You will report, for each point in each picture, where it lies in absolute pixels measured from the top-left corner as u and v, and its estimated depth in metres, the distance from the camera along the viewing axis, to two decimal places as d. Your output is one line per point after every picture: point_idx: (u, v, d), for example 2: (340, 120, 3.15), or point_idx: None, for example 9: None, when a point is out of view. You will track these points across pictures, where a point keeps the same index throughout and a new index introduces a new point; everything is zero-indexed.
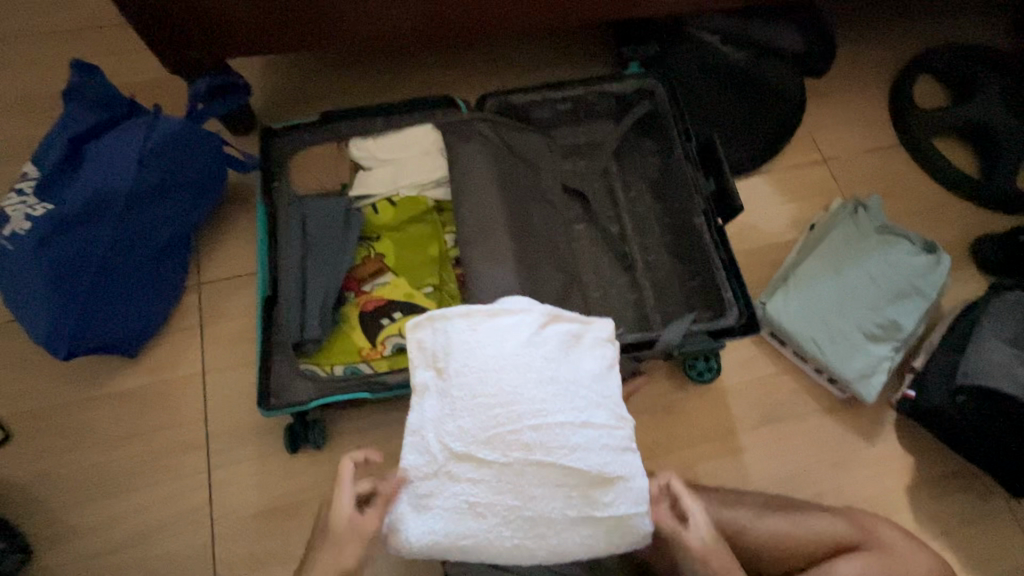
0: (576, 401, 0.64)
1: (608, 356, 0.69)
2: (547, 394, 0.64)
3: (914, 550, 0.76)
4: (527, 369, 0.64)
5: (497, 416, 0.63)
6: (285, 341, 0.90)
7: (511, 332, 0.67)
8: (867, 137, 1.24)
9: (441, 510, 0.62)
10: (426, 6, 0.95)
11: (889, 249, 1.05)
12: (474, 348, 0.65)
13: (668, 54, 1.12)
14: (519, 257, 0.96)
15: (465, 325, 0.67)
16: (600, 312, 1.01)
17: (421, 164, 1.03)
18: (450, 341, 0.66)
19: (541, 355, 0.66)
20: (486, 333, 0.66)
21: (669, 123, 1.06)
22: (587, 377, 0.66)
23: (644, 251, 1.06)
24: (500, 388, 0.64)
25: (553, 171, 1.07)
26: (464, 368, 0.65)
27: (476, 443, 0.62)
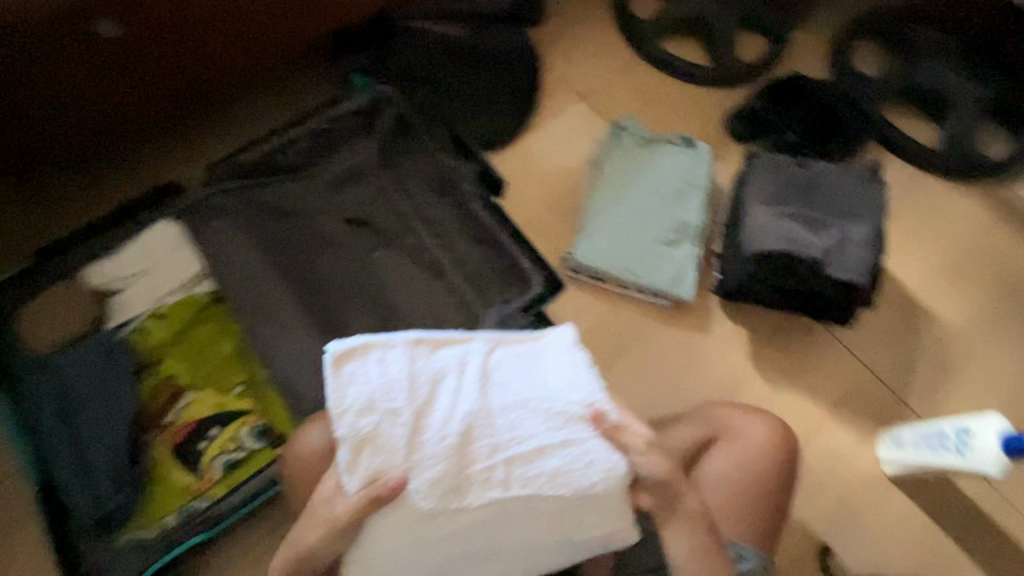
0: (551, 421, 0.63)
1: (586, 356, 0.67)
2: (507, 425, 0.62)
3: (756, 421, 0.83)
4: (488, 399, 0.64)
5: (467, 458, 0.61)
6: (89, 522, 0.78)
7: (465, 362, 0.65)
8: (610, 61, 1.31)
9: (418, 566, 0.61)
10: (90, 83, 0.84)
11: (656, 159, 1.12)
12: (427, 385, 0.63)
13: (387, 51, 1.08)
14: (315, 318, 0.92)
15: (409, 359, 0.63)
16: (428, 330, 0.96)
17: (175, 264, 0.91)
18: (384, 393, 0.61)
19: (494, 385, 0.64)
20: (434, 367, 0.64)
21: (416, 124, 1.05)
22: (563, 393, 0.64)
23: (448, 251, 1.02)
24: (462, 426, 0.62)
25: (324, 211, 1.00)
26: (446, 404, 0.62)
27: (449, 494, 0.60)
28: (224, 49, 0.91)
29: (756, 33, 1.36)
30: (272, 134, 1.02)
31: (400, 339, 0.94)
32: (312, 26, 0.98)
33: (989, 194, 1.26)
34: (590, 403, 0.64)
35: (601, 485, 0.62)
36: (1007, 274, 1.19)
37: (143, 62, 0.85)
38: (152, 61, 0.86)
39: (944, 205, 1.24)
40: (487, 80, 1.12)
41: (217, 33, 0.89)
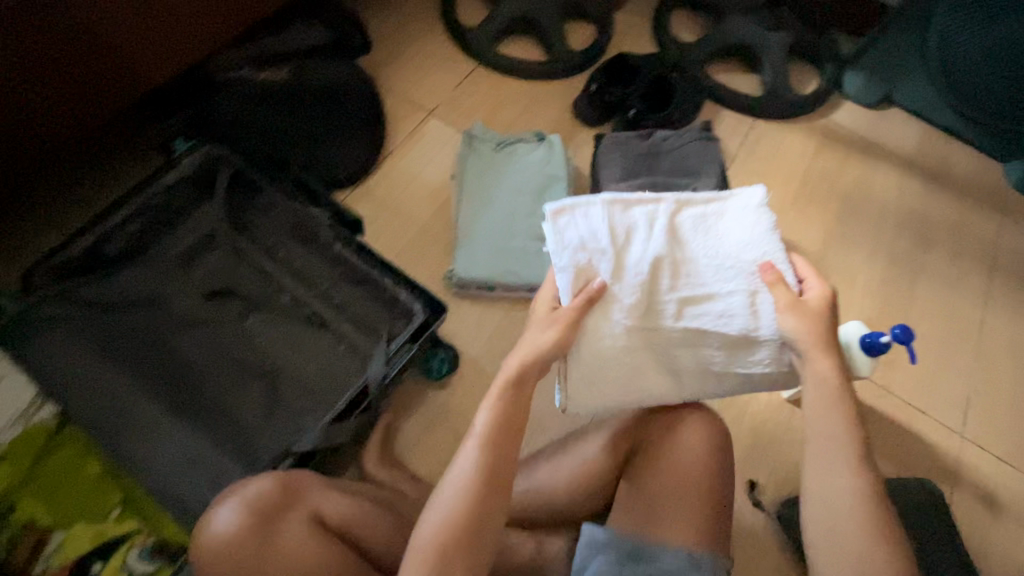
0: (723, 270, 0.70)
1: (770, 216, 0.72)
2: (707, 262, 0.70)
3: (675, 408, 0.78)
4: (672, 248, 0.70)
5: (648, 295, 0.69)
6: None
7: (654, 215, 0.72)
8: (451, 73, 1.31)
9: (592, 394, 0.69)
10: None
11: (513, 160, 1.14)
12: (623, 231, 0.71)
13: (210, 110, 1.01)
14: (184, 410, 0.83)
15: (607, 211, 0.71)
16: (321, 387, 0.90)
17: (6, 396, 0.82)
18: (637, 203, 0.72)
19: (680, 234, 0.71)
20: (630, 219, 0.71)
21: (255, 175, 0.98)
22: (733, 250, 0.70)
23: (326, 299, 0.96)
24: (651, 265, 0.69)
25: (177, 292, 0.92)
26: (649, 238, 0.70)
27: (628, 326, 0.68)
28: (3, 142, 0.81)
29: (582, 23, 1.44)
30: (91, 221, 0.91)
31: (291, 404, 0.88)
32: (108, 99, 0.89)
33: (812, 127, 1.41)
34: (750, 264, 0.70)
35: (766, 333, 0.68)
36: (844, 193, 1.33)
37: None
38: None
39: (779, 145, 1.37)
40: (326, 117, 1.08)
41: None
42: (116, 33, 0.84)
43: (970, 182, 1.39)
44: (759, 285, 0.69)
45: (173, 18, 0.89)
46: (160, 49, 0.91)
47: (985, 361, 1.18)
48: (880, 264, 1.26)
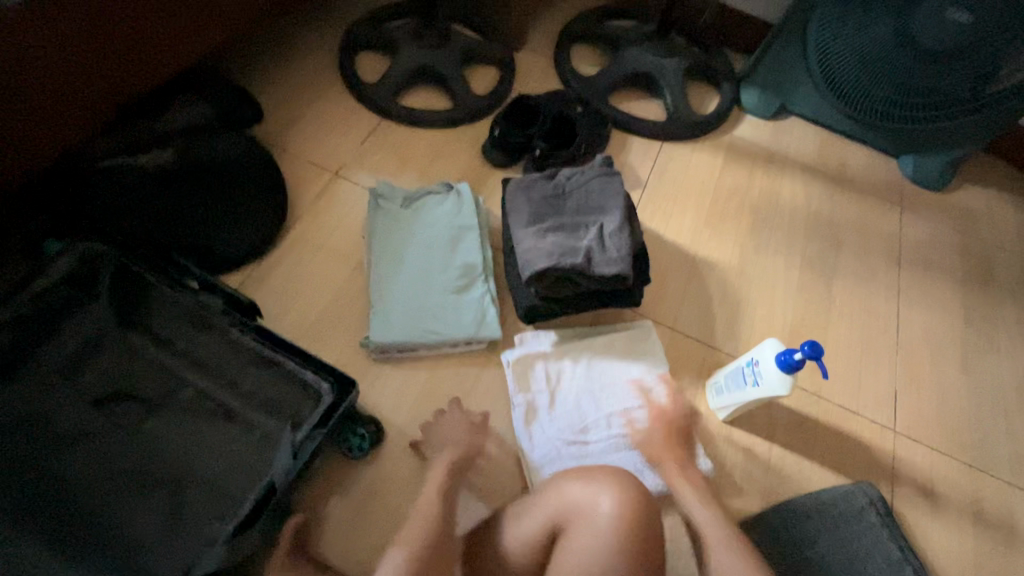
0: (634, 388, 1.05)
1: (655, 344, 1.10)
2: (621, 387, 1.05)
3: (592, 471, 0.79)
4: (595, 377, 1.05)
5: (585, 413, 1.02)
6: None
7: (580, 352, 1.07)
8: (354, 131, 1.29)
9: None
10: None
11: (422, 214, 1.12)
12: (558, 368, 1.05)
13: (85, 203, 0.96)
14: (71, 539, 0.75)
15: (545, 355, 1.06)
16: (228, 487, 0.83)
17: None
18: (558, 352, 1.06)
19: (601, 366, 1.06)
20: (562, 357, 1.06)
21: (140, 271, 0.94)
22: (638, 374, 1.06)
23: (233, 387, 0.90)
24: (581, 392, 1.04)
25: (55, 405, 0.83)
26: (575, 372, 1.05)
27: (575, 435, 1.00)
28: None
29: (485, 66, 1.44)
30: None
31: (194, 511, 0.80)
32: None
33: (719, 144, 1.45)
34: (649, 384, 1.05)
35: None
36: (754, 206, 1.37)
37: None
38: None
39: (688, 165, 1.40)
40: (215, 196, 1.04)
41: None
42: None
43: (871, 180, 1.45)
44: (656, 397, 1.04)
45: (24, 112, 0.85)
46: (15, 143, 0.86)
47: (906, 355, 1.22)
48: (798, 272, 1.29)
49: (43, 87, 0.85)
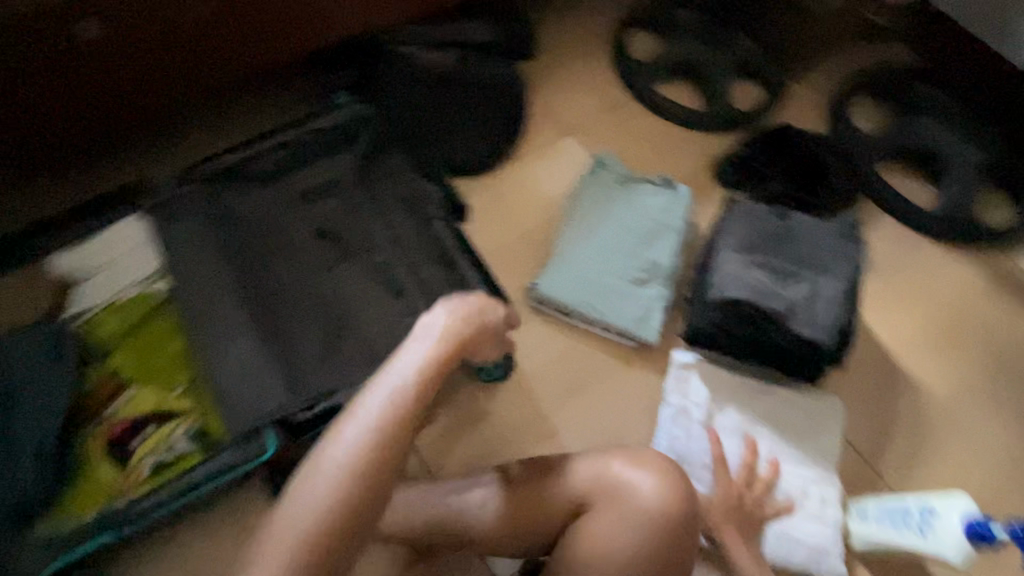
0: (793, 453, 0.95)
1: (836, 423, 0.98)
2: (781, 445, 0.96)
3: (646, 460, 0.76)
4: (759, 422, 0.97)
5: (734, 450, 0.95)
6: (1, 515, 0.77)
7: (754, 390, 0.99)
8: (600, 98, 1.31)
9: None
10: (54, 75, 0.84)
11: (632, 197, 1.11)
12: (726, 394, 0.98)
13: (375, 76, 1.09)
14: (262, 323, 0.91)
15: (718, 374, 0.99)
16: (375, 350, 0.93)
17: (134, 263, 0.92)
18: (730, 378, 0.99)
19: (770, 414, 0.98)
20: (734, 386, 0.99)
21: (388, 143, 1.07)
22: (804, 442, 0.96)
23: (413, 271, 0.99)
24: (738, 429, 0.96)
25: (291, 224, 1.00)
26: (741, 406, 0.98)
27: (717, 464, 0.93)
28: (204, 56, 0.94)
29: (753, 82, 1.35)
30: (251, 141, 1.03)
31: (345, 356, 0.92)
32: (293, 45, 1.00)
33: (985, 264, 1.21)
34: (812, 458, 0.95)
35: (815, 515, 0.91)
36: (998, 349, 1.13)
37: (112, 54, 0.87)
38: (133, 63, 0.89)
39: (937, 269, 1.19)
40: (467, 109, 1.13)
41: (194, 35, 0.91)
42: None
43: None
44: (810, 478, 0.94)
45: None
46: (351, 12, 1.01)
47: None
48: (1018, 445, 1.05)
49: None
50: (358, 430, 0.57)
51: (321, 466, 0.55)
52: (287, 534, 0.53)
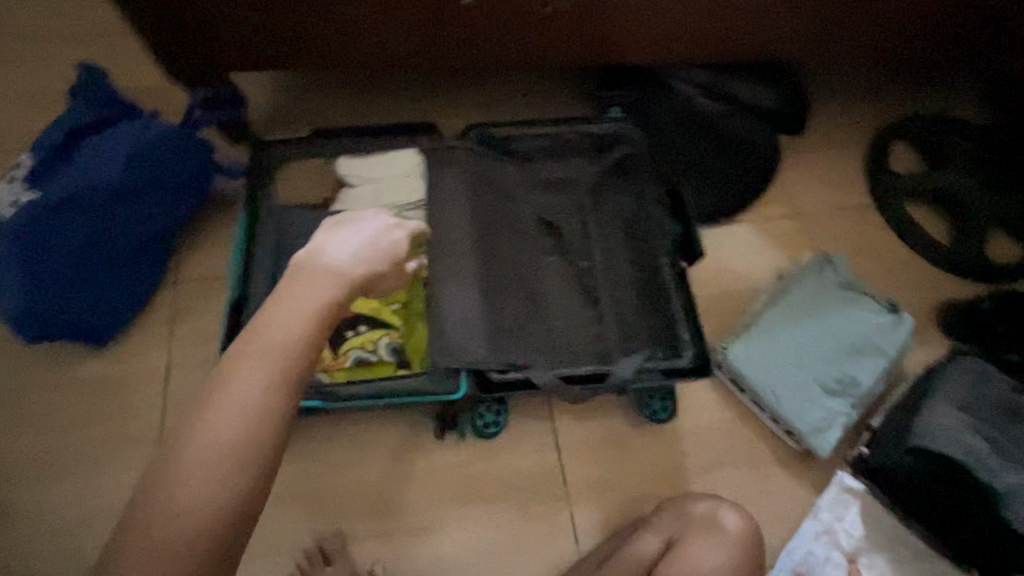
0: None
1: None
2: None
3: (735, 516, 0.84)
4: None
5: None
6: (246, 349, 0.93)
7: (914, 552, 0.92)
8: (844, 195, 1.26)
9: None
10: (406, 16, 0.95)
11: (852, 307, 1.05)
12: (882, 540, 0.93)
13: (647, 103, 1.14)
14: (484, 281, 0.96)
15: (882, 518, 0.94)
16: (561, 344, 0.98)
17: (402, 187, 1.04)
18: (892, 526, 0.94)
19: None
20: (893, 537, 0.93)
21: (641, 166, 1.10)
22: None
23: (611, 289, 1.05)
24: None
25: (525, 205, 1.08)
26: (893, 560, 0.92)
27: None
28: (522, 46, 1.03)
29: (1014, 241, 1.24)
30: (524, 122, 1.11)
31: (535, 341, 0.97)
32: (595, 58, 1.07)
33: None
34: None
35: None
36: None
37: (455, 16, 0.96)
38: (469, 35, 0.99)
39: None
40: (718, 159, 1.14)
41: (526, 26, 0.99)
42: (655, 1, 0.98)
43: None
44: None
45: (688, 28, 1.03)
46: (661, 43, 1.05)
47: None
48: None
49: (713, 20, 1.02)
50: (244, 375, 0.42)
51: (228, 412, 0.41)
52: (198, 511, 0.39)
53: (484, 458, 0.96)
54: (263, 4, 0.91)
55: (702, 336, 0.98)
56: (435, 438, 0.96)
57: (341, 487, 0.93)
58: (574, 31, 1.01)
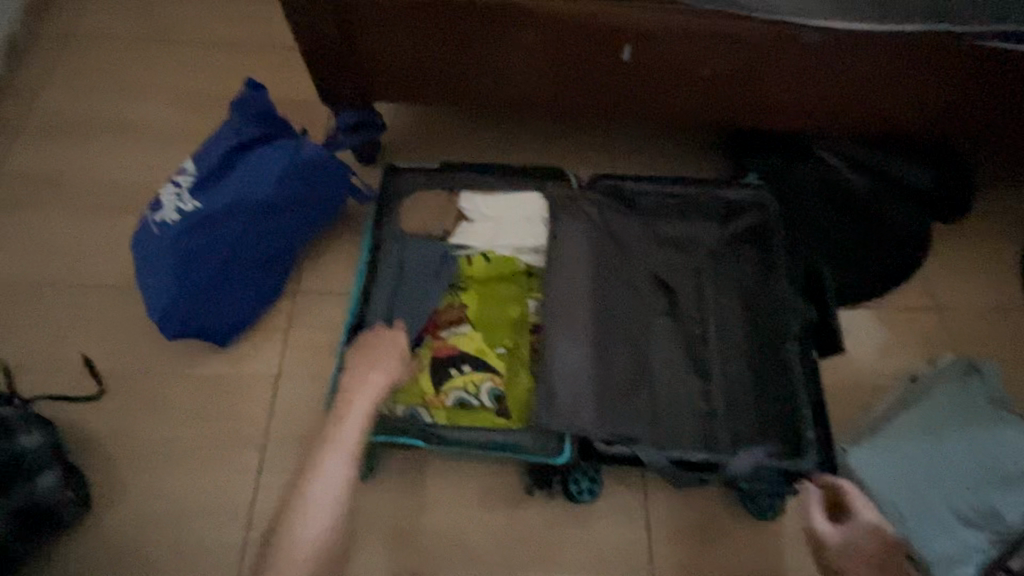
0: None
1: None
2: None
3: None
4: None
5: None
6: None
7: None
8: (997, 293, 1.12)
9: None
10: (556, 69, 0.94)
11: (1003, 429, 0.92)
12: None
13: (789, 169, 1.06)
14: (595, 339, 0.94)
15: None
16: (665, 419, 0.92)
17: (520, 229, 1.04)
18: None
19: None
20: None
21: (775, 238, 1.02)
22: None
23: (723, 363, 0.98)
24: None
25: (642, 262, 1.03)
26: None
27: None
28: (664, 100, 0.98)
29: None
30: (653, 178, 1.09)
31: (639, 411, 0.91)
32: (736, 118, 1.01)
33: None
34: None
35: None
36: None
37: (606, 74, 0.94)
38: (609, 84, 0.96)
39: None
40: (859, 241, 1.05)
41: (674, 81, 0.95)
42: (821, 65, 0.92)
43: None
44: None
45: (842, 95, 0.96)
46: (806, 108, 0.99)
47: None
48: None
49: (869, 88, 0.95)
50: (333, 458, 0.77)
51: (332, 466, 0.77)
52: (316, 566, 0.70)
53: (569, 522, 0.92)
54: (421, 49, 0.93)
55: (830, 441, 0.91)
56: (524, 492, 0.93)
57: (424, 527, 0.91)
58: (723, 96, 0.97)
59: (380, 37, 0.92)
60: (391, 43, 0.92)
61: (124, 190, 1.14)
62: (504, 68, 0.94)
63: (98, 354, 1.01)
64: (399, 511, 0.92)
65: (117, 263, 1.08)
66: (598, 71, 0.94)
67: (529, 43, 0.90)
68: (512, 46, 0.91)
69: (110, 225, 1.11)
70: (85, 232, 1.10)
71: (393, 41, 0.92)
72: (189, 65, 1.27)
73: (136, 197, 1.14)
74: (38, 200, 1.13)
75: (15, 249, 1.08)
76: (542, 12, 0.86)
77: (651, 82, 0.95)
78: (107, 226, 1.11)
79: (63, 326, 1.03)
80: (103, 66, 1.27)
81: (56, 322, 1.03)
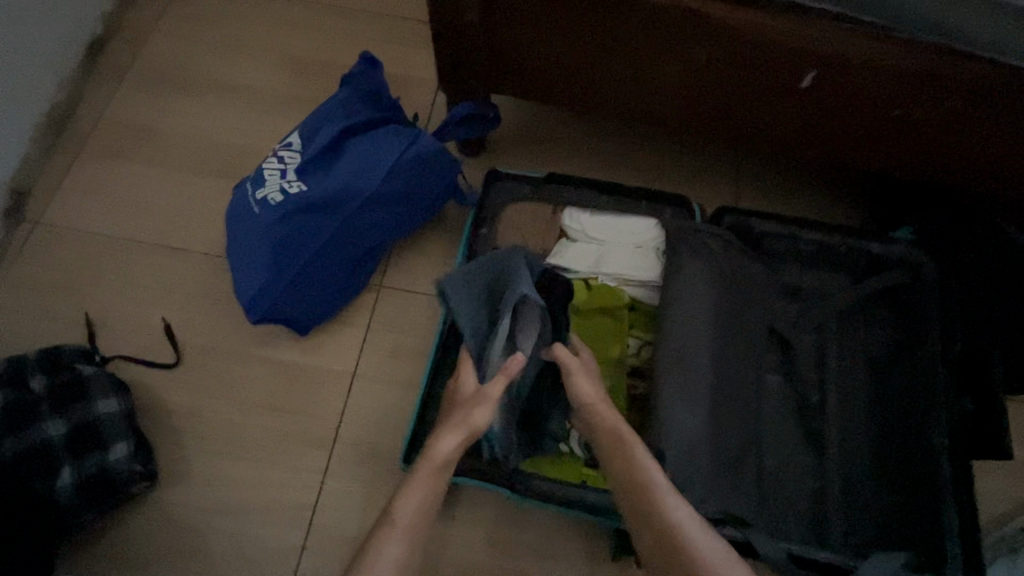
0: None
1: None
2: None
3: None
4: None
5: None
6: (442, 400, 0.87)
7: None
8: None
9: None
10: (712, 84, 0.82)
11: None
12: None
13: (956, 232, 0.91)
14: (708, 396, 0.81)
15: None
16: (772, 503, 0.83)
17: (630, 258, 0.93)
18: None
19: None
20: None
21: (930, 309, 0.87)
22: None
23: (843, 442, 0.87)
24: None
25: (762, 310, 0.90)
26: None
27: None
28: (825, 134, 0.86)
29: None
30: (787, 218, 0.95)
31: (746, 488, 0.80)
32: (905, 167, 0.88)
33: None
34: None
35: None
36: None
37: (770, 95, 0.82)
38: (766, 106, 0.83)
39: None
40: None
41: (847, 116, 0.82)
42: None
43: None
44: None
45: None
46: (996, 168, 0.84)
47: None
48: None
49: None
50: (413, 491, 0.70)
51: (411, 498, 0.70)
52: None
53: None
54: (562, 41, 0.82)
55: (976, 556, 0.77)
56: (609, 555, 0.86)
57: (489, 560, 0.86)
58: (900, 135, 0.83)
59: (522, 26, 0.81)
60: (531, 34, 0.82)
61: (221, 154, 1.10)
62: (652, 78, 0.83)
63: (178, 322, 0.98)
64: (466, 540, 0.87)
65: (205, 231, 1.04)
66: (761, 90, 0.81)
67: (689, 49, 0.78)
68: (672, 56, 0.80)
69: (202, 189, 1.07)
70: (178, 192, 1.07)
71: (533, 33, 0.82)
72: (300, 28, 1.21)
73: (231, 164, 1.10)
74: (135, 152, 1.10)
75: (108, 200, 1.06)
76: (718, 21, 0.74)
77: (820, 109, 0.82)
78: (200, 188, 1.07)
79: (145, 288, 1.00)
80: (213, 18, 1.22)
81: (138, 282, 1.00)
